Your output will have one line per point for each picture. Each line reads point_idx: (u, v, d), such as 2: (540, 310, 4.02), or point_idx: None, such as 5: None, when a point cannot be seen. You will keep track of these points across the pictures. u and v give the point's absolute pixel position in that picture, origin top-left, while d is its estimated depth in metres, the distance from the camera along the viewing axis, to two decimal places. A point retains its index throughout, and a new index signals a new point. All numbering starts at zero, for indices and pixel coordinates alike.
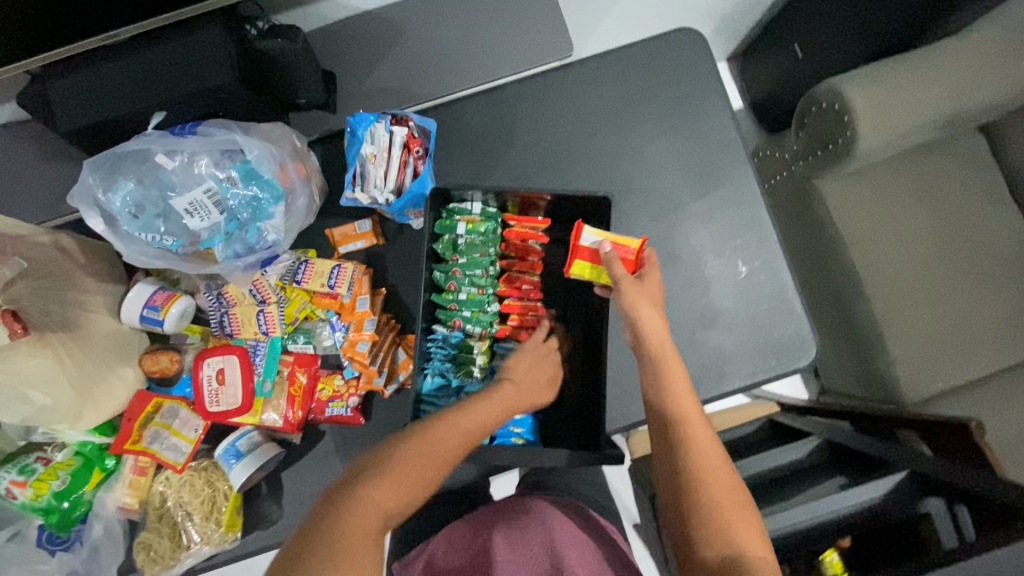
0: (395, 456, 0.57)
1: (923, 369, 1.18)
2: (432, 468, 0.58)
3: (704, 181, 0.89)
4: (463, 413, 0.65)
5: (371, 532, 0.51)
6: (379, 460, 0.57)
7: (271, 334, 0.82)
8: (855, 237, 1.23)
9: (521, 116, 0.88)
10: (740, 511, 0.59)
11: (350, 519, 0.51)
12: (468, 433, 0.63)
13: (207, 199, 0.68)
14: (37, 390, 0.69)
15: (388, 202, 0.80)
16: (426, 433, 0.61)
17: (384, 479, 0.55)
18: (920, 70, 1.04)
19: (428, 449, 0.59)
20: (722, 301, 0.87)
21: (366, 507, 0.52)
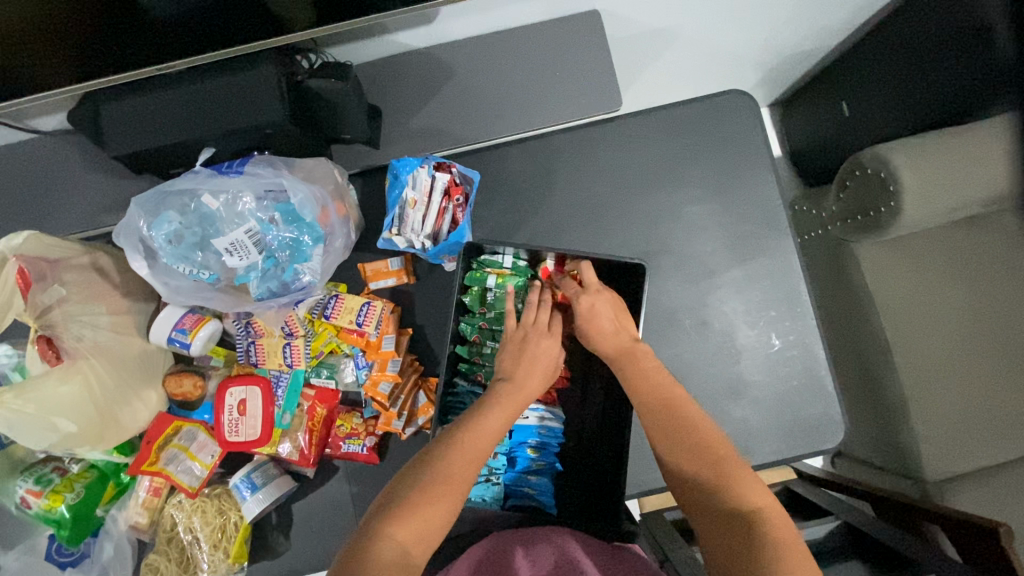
0: (400, 496, 0.57)
1: (949, 449, 1.15)
2: (438, 502, 0.57)
3: (743, 248, 0.87)
4: (458, 436, 0.63)
5: (393, 572, 0.51)
6: (388, 504, 0.57)
7: (295, 367, 0.82)
8: (888, 306, 1.20)
9: (564, 168, 0.87)
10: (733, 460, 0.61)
11: (368, 567, 0.51)
12: (466, 454, 0.61)
13: (248, 239, 0.67)
14: (64, 417, 0.68)
15: (425, 248, 0.79)
16: (426, 467, 0.60)
17: (393, 521, 0.55)
18: (972, 147, 1.01)
19: (431, 482, 0.58)
20: (751, 373, 0.85)
21: (382, 554, 0.52)
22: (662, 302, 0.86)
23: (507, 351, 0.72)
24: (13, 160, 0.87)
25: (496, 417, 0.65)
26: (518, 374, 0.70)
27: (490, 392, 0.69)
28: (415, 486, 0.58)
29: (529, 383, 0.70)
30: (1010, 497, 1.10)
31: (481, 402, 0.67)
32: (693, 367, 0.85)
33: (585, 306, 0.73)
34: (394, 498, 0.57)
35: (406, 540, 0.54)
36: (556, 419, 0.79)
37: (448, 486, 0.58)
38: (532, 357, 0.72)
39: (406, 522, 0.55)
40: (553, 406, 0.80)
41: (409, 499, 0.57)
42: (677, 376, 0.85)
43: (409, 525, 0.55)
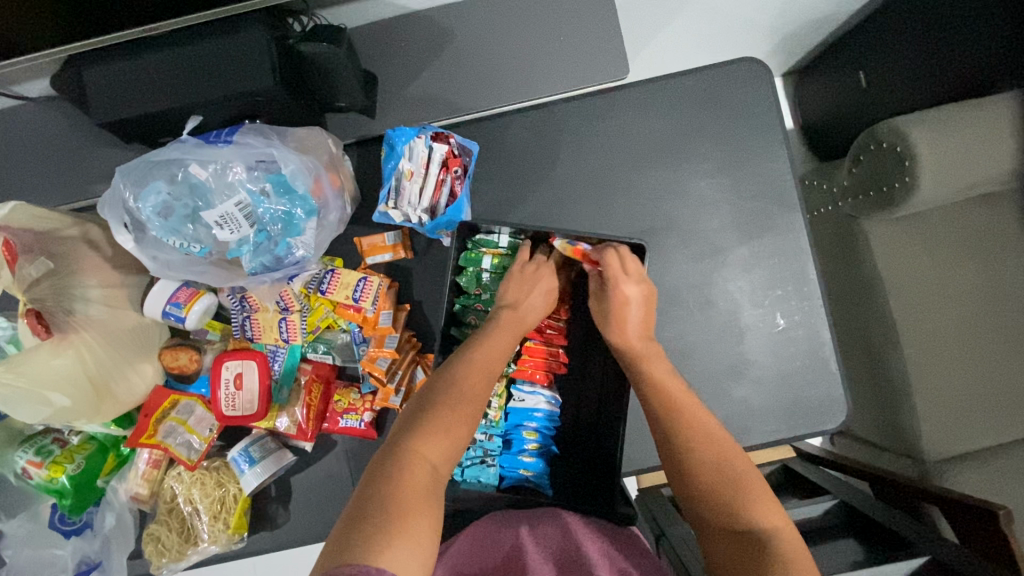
0: (426, 414, 0.60)
1: (951, 428, 1.13)
2: (458, 422, 0.60)
3: (750, 225, 0.84)
4: (468, 361, 0.65)
5: (427, 486, 0.55)
6: (411, 424, 0.59)
7: (291, 342, 0.81)
8: (896, 285, 1.17)
9: (566, 140, 0.84)
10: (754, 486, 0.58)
11: (403, 479, 0.54)
12: (482, 371, 0.64)
13: (240, 213, 0.65)
14: (59, 391, 0.68)
15: (422, 222, 0.77)
16: (443, 383, 0.63)
17: (419, 437, 0.58)
18: (990, 122, 0.97)
19: (450, 398, 0.61)
20: (754, 353, 0.84)
21: (413, 469, 0.55)
22: (665, 280, 0.84)
23: (511, 281, 0.73)
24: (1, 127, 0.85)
25: (502, 342, 0.68)
26: (522, 303, 0.72)
27: (494, 320, 0.70)
28: (435, 409, 0.60)
29: (531, 309, 0.72)
30: (1011, 478, 1.10)
31: (486, 327, 0.69)
32: (695, 347, 0.84)
33: (623, 293, 0.70)
34: (414, 419, 0.60)
35: (430, 455, 0.57)
36: (554, 402, 0.76)
37: (465, 406, 0.61)
38: (536, 285, 0.73)
39: (432, 440, 0.58)
40: (551, 388, 0.77)
41: (429, 420, 0.59)
42: (679, 356, 0.84)
43: (434, 443, 0.58)
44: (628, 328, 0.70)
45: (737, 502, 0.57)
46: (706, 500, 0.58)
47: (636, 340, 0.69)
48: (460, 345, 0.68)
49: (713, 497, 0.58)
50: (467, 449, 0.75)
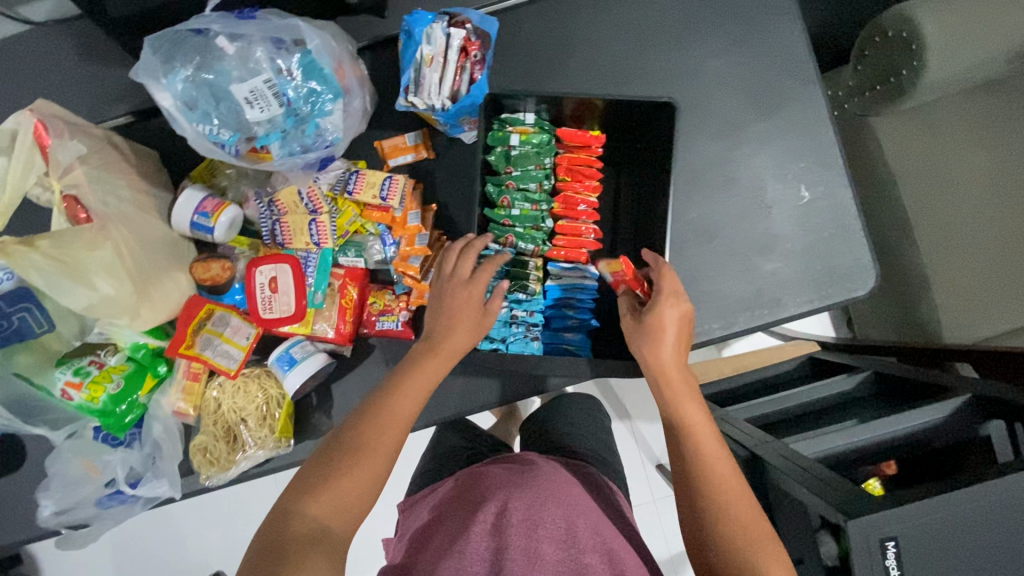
0: (318, 471, 0.58)
1: (966, 310, 1.13)
2: (357, 479, 0.58)
3: (768, 99, 0.85)
4: (379, 406, 0.62)
5: (311, 543, 0.53)
6: (311, 476, 0.58)
7: (322, 246, 0.81)
8: (906, 176, 1.19)
9: (581, 26, 0.84)
10: (762, 546, 0.56)
11: (285, 538, 0.53)
12: (385, 422, 0.61)
13: (267, 89, 0.64)
14: (106, 278, 0.65)
15: (443, 107, 0.76)
16: (346, 434, 0.60)
17: (309, 496, 0.56)
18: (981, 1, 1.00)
19: (347, 454, 0.59)
20: (781, 227, 0.84)
21: (299, 526, 0.54)
22: (689, 162, 0.85)
23: (435, 304, 0.68)
24: (8, 55, 0.83)
25: (424, 382, 0.64)
26: (444, 325, 0.67)
27: (412, 354, 0.66)
28: (340, 460, 0.58)
29: (455, 332, 0.66)
30: None
31: (406, 364, 0.65)
32: (722, 224, 0.84)
33: (665, 316, 0.65)
34: (318, 471, 0.58)
35: (320, 512, 0.56)
36: (590, 276, 0.77)
37: (371, 452, 0.59)
38: (450, 309, 0.67)
39: (321, 499, 0.56)
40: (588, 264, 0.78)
41: (331, 474, 0.58)
42: (707, 235, 0.84)
43: (323, 502, 0.56)
44: (669, 351, 0.65)
45: (737, 531, 0.57)
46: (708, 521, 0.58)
47: (674, 367, 0.65)
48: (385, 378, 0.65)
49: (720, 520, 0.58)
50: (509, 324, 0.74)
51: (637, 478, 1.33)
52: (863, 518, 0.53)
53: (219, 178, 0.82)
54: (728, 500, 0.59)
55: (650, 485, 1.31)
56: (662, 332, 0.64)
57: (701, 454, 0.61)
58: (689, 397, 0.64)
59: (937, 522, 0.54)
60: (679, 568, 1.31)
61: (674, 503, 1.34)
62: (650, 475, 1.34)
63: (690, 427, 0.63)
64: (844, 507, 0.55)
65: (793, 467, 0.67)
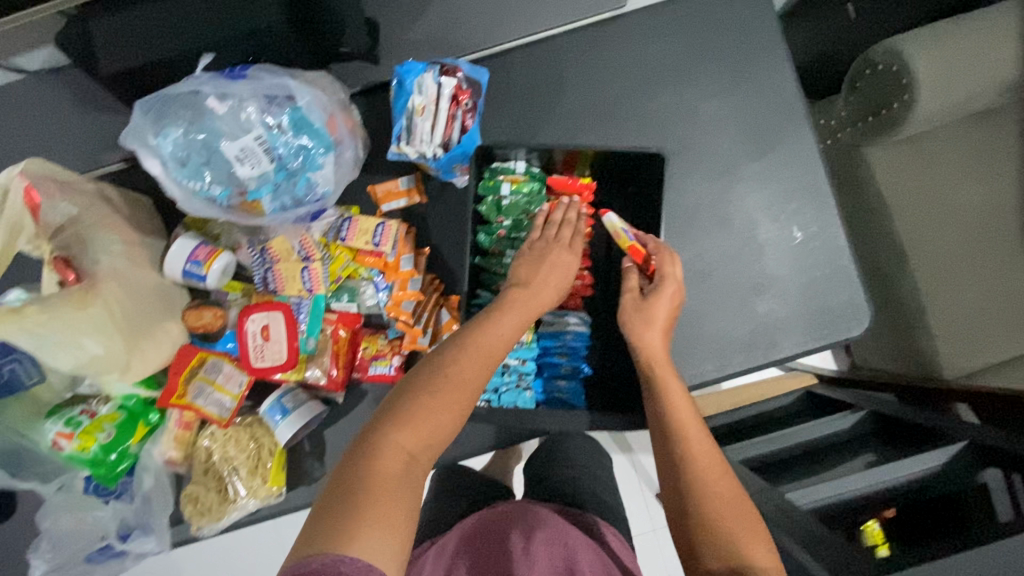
0: (407, 401, 0.56)
1: (961, 338, 1.13)
2: (446, 409, 0.56)
3: (761, 140, 0.85)
4: (466, 341, 0.60)
5: (399, 477, 0.52)
6: (393, 407, 0.56)
7: (315, 292, 0.81)
8: (900, 207, 1.18)
9: (572, 69, 0.84)
10: (752, 525, 0.56)
11: (374, 469, 0.52)
12: (477, 361, 0.60)
13: (257, 147, 0.65)
14: (93, 338, 0.65)
15: (436, 156, 0.77)
16: (433, 369, 0.59)
17: (398, 426, 0.54)
18: (974, 36, 1.00)
19: (433, 390, 0.57)
20: (774, 268, 0.84)
21: (389, 457, 0.53)
22: (682, 203, 0.85)
23: (522, 259, 0.69)
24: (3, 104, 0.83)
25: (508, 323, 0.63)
26: (533, 283, 0.67)
27: (500, 299, 0.65)
28: (424, 394, 0.57)
29: (542, 293, 0.66)
30: None
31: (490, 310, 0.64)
32: (715, 265, 0.84)
33: (665, 290, 0.67)
34: (405, 404, 0.56)
35: (408, 446, 0.54)
36: (584, 323, 0.76)
37: (456, 393, 0.57)
38: (549, 263, 0.68)
39: (411, 429, 0.55)
40: (581, 311, 0.77)
41: (416, 406, 0.56)
42: (701, 276, 0.84)
43: (414, 431, 0.55)
44: (658, 335, 0.66)
45: (737, 528, 0.56)
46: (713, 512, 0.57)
47: (662, 351, 0.66)
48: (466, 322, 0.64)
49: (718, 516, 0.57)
50: (502, 373, 0.73)
51: (638, 509, 1.31)
52: None
53: (212, 224, 0.82)
54: (719, 480, 0.59)
55: (651, 516, 1.29)
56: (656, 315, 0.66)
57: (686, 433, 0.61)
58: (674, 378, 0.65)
59: None
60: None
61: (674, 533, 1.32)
62: (650, 505, 1.31)
63: (675, 408, 0.63)
64: None
65: (787, 521, 0.67)
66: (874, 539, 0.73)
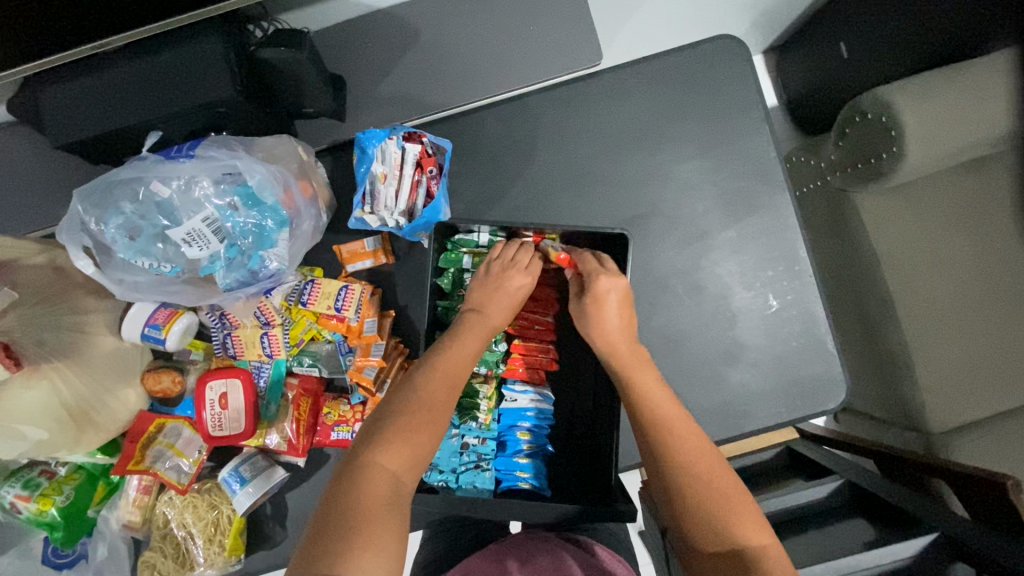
0: (386, 425, 0.55)
1: (943, 392, 1.06)
2: (422, 427, 0.56)
3: (736, 206, 0.83)
4: (431, 363, 0.61)
5: (386, 499, 0.51)
6: (373, 433, 0.55)
7: (275, 357, 0.79)
8: (889, 257, 1.11)
9: (543, 130, 0.82)
10: (739, 504, 0.54)
11: (361, 493, 0.50)
12: (447, 380, 0.60)
13: (206, 228, 0.63)
14: (31, 424, 0.66)
15: (398, 226, 0.75)
16: (405, 394, 0.58)
17: (379, 449, 0.53)
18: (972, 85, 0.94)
19: (407, 413, 0.57)
20: (749, 336, 0.82)
21: (372, 480, 0.51)
22: (654, 268, 0.82)
23: (477, 283, 0.69)
24: None
25: (470, 343, 0.64)
26: (487, 306, 0.67)
27: (458, 323, 0.66)
28: (399, 415, 0.56)
29: (497, 313, 0.67)
30: None
31: (450, 332, 0.65)
32: (687, 333, 0.82)
33: (599, 288, 0.67)
34: (380, 424, 0.56)
35: (393, 466, 0.53)
36: (546, 399, 0.74)
37: (429, 413, 0.57)
38: (502, 287, 0.68)
39: (394, 451, 0.54)
40: (543, 386, 0.75)
41: (394, 426, 0.55)
42: (673, 344, 0.82)
43: (397, 453, 0.54)
44: (610, 322, 0.67)
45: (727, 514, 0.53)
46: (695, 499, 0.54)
47: (621, 342, 0.66)
48: (429, 347, 0.64)
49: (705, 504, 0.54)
50: (460, 453, 0.72)
51: None
52: None
53: None
54: (696, 458, 0.57)
55: None
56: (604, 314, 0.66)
57: (659, 418, 0.59)
58: (640, 366, 0.64)
59: None
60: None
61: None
62: None
63: (646, 396, 0.61)
64: None
65: None
66: None
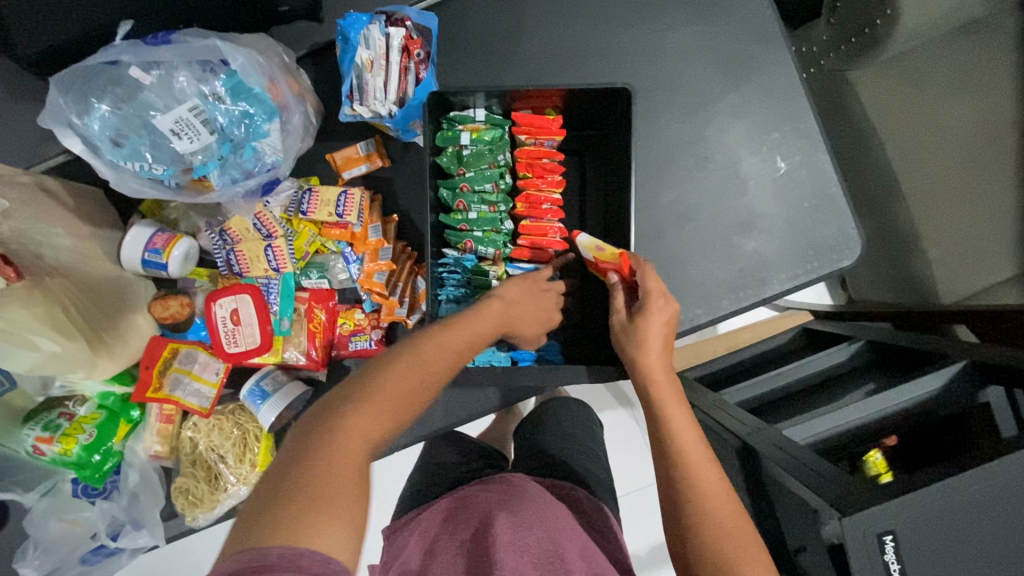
0: (367, 383, 0.48)
1: (962, 266, 0.98)
2: (408, 404, 0.48)
3: (736, 69, 0.80)
4: (438, 337, 0.53)
5: (354, 467, 0.43)
6: (351, 390, 0.48)
7: (282, 271, 0.78)
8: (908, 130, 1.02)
9: (530, 6, 0.78)
10: (743, 540, 0.50)
11: (327, 453, 0.43)
12: (448, 360, 0.52)
13: (194, 118, 0.60)
14: (46, 335, 0.61)
15: (391, 114, 0.73)
16: (409, 355, 0.51)
17: (354, 406, 0.46)
18: None
19: (397, 375, 0.49)
20: (759, 203, 0.80)
21: (346, 441, 0.44)
22: (657, 143, 0.80)
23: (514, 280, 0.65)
24: None
25: (482, 327, 0.57)
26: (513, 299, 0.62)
27: (480, 304, 0.60)
28: (386, 377, 0.48)
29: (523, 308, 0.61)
30: None
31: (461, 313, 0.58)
32: (698, 206, 0.80)
33: (651, 316, 0.61)
34: (363, 384, 0.48)
35: (367, 431, 0.45)
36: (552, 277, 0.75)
37: (420, 386, 0.50)
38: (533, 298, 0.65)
39: (374, 414, 0.46)
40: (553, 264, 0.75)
41: (376, 392, 0.47)
42: (684, 219, 0.80)
43: (375, 416, 0.46)
44: (657, 352, 0.60)
45: (736, 553, 0.49)
46: (709, 526, 0.51)
47: (661, 371, 0.60)
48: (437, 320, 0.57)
49: (716, 534, 0.50)
50: None
51: (638, 461, 1.18)
52: (857, 515, 0.49)
53: (169, 210, 0.79)
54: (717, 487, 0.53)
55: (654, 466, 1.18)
56: (648, 336, 0.60)
57: (685, 456, 0.54)
58: (672, 397, 0.59)
59: (941, 514, 0.49)
60: (660, 561, 1.17)
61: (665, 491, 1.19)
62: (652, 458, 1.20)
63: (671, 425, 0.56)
64: (839, 503, 0.51)
65: (784, 457, 0.64)
66: (875, 468, 0.71)
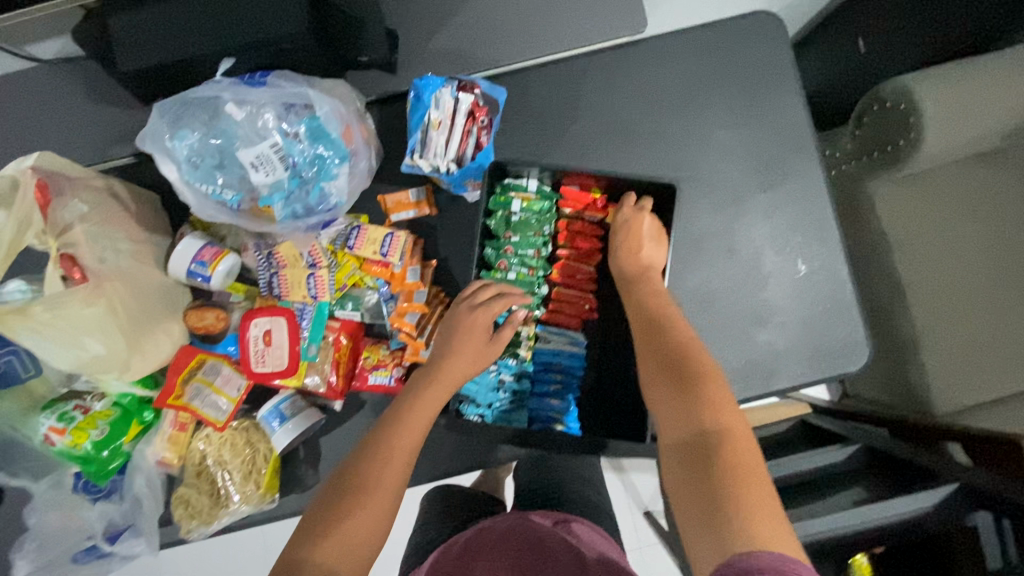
0: (332, 505, 0.56)
1: (958, 384, 1.01)
2: (382, 495, 0.57)
3: (769, 172, 0.86)
4: (385, 436, 0.61)
5: None
6: (321, 518, 0.55)
7: (319, 299, 0.81)
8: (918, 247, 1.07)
9: (588, 90, 0.84)
10: (733, 433, 0.53)
11: None
12: (398, 434, 0.61)
13: (273, 154, 0.66)
14: (97, 336, 0.66)
15: (449, 171, 0.78)
16: (351, 471, 0.58)
17: (320, 539, 0.53)
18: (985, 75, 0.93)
19: (348, 491, 0.57)
20: (777, 299, 0.85)
21: None
22: (689, 230, 0.85)
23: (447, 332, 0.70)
24: (12, 93, 0.81)
25: (430, 406, 0.64)
26: (450, 349, 0.68)
27: (421, 378, 0.67)
28: (347, 491, 0.57)
29: (460, 354, 0.68)
30: None
31: (402, 400, 0.65)
32: (720, 293, 0.84)
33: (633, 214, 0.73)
34: (328, 504, 0.56)
35: (329, 555, 0.53)
36: (578, 342, 0.78)
37: (383, 464, 0.58)
38: (459, 339, 0.69)
39: (333, 540, 0.54)
40: (578, 331, 0.79)
41: (340, 503, 0.56)
42: (705, 304, 0.84)
43: (333, 543, 0.53)
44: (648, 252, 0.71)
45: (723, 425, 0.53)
46: (698, 399, 0.55)
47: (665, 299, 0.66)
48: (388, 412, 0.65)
49: (702, 401, 0.55)
50: (497, 391, 0.76)
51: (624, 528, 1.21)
52: None
53: (220, 226, 0.82)
54: (732, 422, 0.54)
55: (638, 534, 1.20)
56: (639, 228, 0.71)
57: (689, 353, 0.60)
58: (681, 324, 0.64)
59: None
60: None
61: (647, 560, 1.21)
62: (637, 528, 1.21)
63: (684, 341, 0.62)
64: None
65: None
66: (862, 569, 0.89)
